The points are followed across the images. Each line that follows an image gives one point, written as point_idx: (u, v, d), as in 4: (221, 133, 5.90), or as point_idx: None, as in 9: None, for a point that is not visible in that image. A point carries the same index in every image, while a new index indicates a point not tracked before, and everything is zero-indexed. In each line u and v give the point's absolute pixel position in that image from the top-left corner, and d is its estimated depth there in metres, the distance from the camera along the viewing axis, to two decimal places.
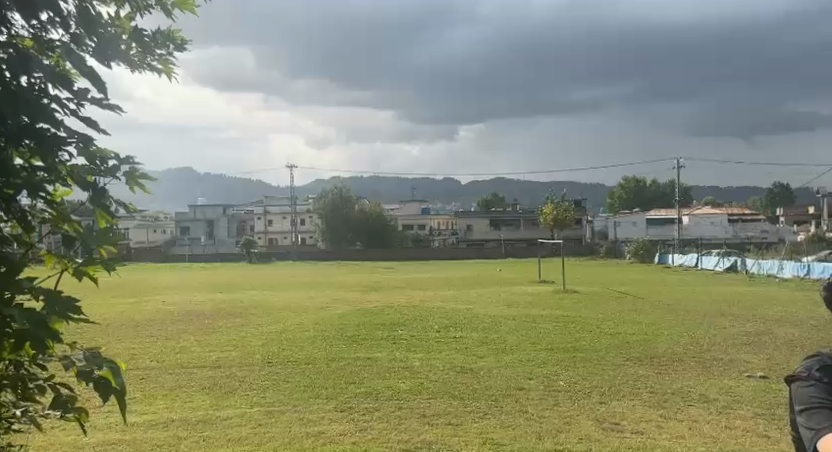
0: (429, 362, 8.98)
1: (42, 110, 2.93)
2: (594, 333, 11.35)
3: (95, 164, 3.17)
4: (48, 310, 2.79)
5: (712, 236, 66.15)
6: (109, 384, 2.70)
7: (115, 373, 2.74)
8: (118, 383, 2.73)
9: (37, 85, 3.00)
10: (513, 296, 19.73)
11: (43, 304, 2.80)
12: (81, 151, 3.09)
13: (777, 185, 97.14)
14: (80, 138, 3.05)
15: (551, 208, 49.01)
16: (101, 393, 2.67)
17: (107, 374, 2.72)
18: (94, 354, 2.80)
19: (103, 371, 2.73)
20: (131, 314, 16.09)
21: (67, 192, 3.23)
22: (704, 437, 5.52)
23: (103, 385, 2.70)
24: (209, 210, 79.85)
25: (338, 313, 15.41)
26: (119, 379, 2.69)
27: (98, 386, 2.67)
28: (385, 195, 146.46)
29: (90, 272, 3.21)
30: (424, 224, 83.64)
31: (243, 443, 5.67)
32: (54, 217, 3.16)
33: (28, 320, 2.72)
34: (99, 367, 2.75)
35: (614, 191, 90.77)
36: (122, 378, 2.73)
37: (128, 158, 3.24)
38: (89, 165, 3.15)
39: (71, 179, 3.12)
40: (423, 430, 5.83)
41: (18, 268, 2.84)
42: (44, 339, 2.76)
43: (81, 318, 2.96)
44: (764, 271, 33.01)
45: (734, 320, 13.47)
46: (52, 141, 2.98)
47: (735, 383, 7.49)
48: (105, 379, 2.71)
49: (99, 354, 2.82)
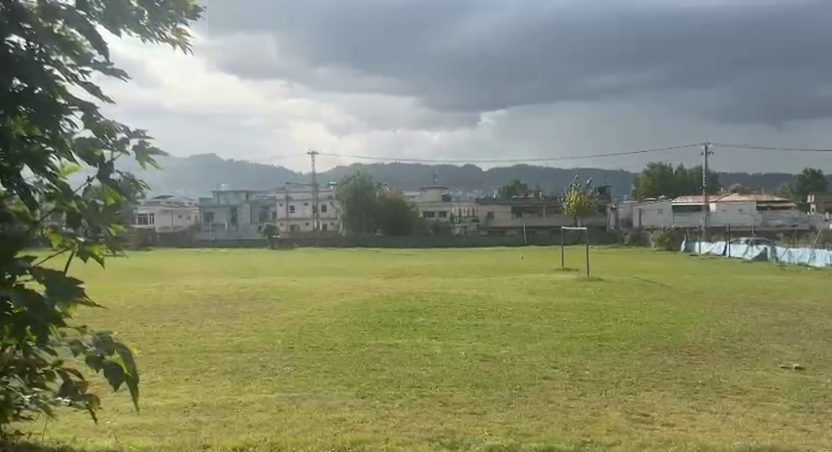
0: (451, 349, 8.85)
1: (42, 75, 2.90)
2: (620, 322, 11.13)
3: (100, 138, 3.04)
4: (48, 294, 2.66)
5: (740, 224, 64.97)
6: (121, 371, 2.60)
7: (127, 358, 2.64)
8: (129, 370, 2.62)
9: (38, 50, 2.99)
10: (535, 282, 19.69)
11: (44, 285, 2.69)
12: (84, 123, 2.96)
13: (808, 172, 95.11)
14: (84, 107, 2.95)
15: (575, 194, 47.99)
16: (111, 380, 2.55)
17: (118, 360, 2.62)
18: (105, 338, 2.68)
19: (114, 356, 2.63)
20: (153, 297, 16.23)
21: (74, 168, 3.14)
22: (739, 430, 5.31)
23: (115, 372, 2.60)
24: (232, 197, 81.31)
25: (360, 299, 15.41)
26: (130, 366, 2.57)
27: (108, 372, 2.56)
28: (406, 181, 146.20)
29: (95, 253, 3.08)
30: (446, 211, 83.41)
31: (263, 429, 5.57)
32: (54, 193, 3.03)
33: (26, 303, 2.61)
34: (110, 350, 2.66)
35: (639, 179, 89.41)
36: (134, 363, 2.62)
37: (136, 131, 3.11)
38: (93, 138, 2.98)
39: (78, 155, 3.02)
40: (445, 420, 5.69)
41: (17, 244, 2.73)
42: (45, 325, 2.67)
43: (87, 301, 2.84)
44: (794, 259, 32.46)
45: (767, 310, 13.13)
46: (54, 107, 2.93)
47: (769, 374, 7.27)
48: (115, 367, 2.59)
49: (108, 336, 2.70)
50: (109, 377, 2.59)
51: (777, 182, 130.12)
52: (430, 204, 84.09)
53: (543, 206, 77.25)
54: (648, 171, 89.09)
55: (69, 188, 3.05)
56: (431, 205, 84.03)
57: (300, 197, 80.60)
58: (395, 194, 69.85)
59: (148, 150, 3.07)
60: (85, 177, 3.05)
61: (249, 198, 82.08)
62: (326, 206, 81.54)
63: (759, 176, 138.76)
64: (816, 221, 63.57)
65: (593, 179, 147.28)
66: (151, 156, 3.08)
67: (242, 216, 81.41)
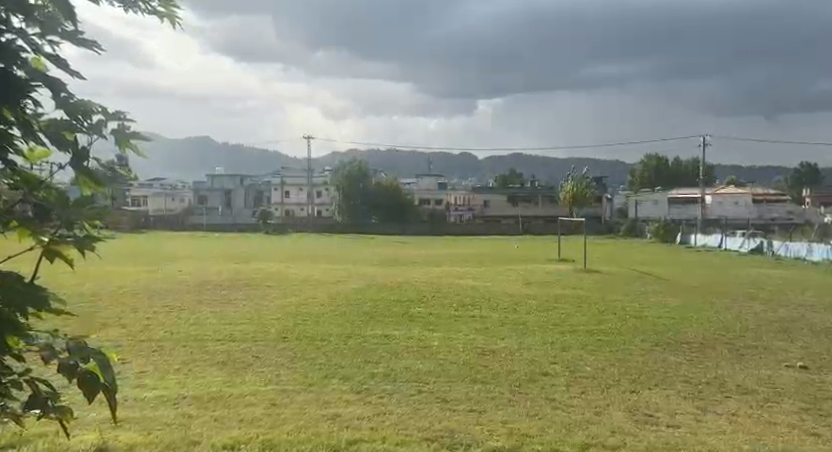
0: (449, 342, 8.68)
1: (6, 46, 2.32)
2: (618, 316, 11.00)
3: (76, 120, 2.48)
4: (13, 298, 2.13)
5: (735, 217, 64.92)
6: (97, 381, 2.14)
7: (103, 367, 2.18)
8: (106, 380, 2.16)
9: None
10: (532, 273, 19.54)
11: (7, 286, 2.14)
12: (57, 103, 2.43)
13: (803, 165, 95.19)
14: (54, 84, 2.38)
15: (572, 185, 47.73)
16: (86, 395, 2.10)
17: (94, 369, 2.16)
18: (79, 342, 2.25)
19: (90, 364, 2.17)
20: (146, 282, 16.00)
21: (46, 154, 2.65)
22: (747, 433, 5.16)
23: (90, 383, 2.15)
24: (226, 181, 80.77)
25: (355, 287, 15.26)
26: (107, 376, 2.11)
27: (82, 386, 2.10)
28: (402, 169, 145.66)
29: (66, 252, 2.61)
30: (441, 199, 83.10)
31: (256, 425, 5.37)
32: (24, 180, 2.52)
33: None
34: (85, 358, 2.19)
35: (636, 170, 89.18)
36: (113, 370, 2.16)
37: (116, 112, 2.60)
38: (68, 121, 2.44)
39: (48, 135, 2.46)
40: (443, 418, 5.52)
41: None
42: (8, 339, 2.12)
43: (59, 303, 2.30)
44: (791, 253, 32.38)
45: (767, 305, 12.98)
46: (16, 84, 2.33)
47: (774, 373, 7.13)
48: (92, 378, 2.13)
49: (84, 341, 2.25)
50: (84, 390, 2.14)
51: (772, 176, 130.21)
52: (426, 191, 83.76)
53: (538, 196, 77.09)
54: (644, 162, 88.96)
55: (39, 176, 2.50)
56: (426, 192, 83.69)
57: (295, 183, 79.97)
58: (391, 181, 69.45)
59: (130, 132, 2.56)
60: (55, 165, 2.53)
61: (244, 182, 81.57)
62: (321, 193, 81.15)
63: (755, 170, 138.71)
64: (810, 215, 63.55)
65: (589, 168, 147.12)
66: (134, 139, 2.58)
67: (236, 199, 81.10)
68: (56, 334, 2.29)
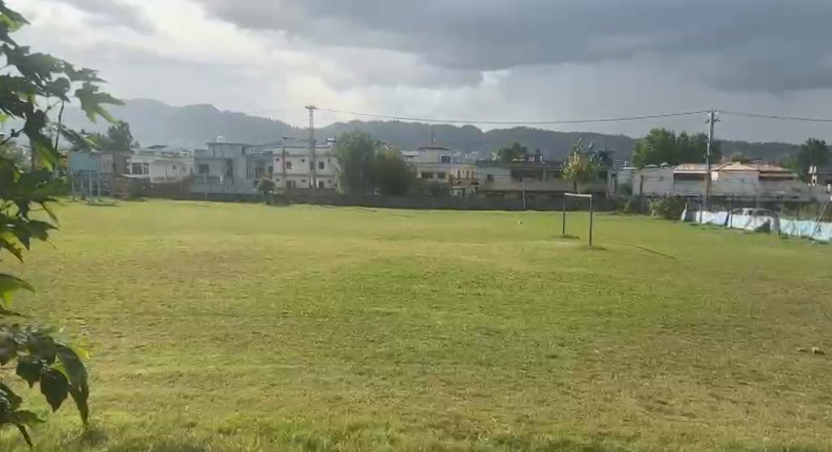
0: (451, 321, 8.52)
1: None
2: (625, 295, 10.81)
3: (31, 80, 2.39)
4: None
5: (741, 194, 64.37)
6: (64, 384, 2.14)
7: (73, 366, 2.15)
8: (74, 380, 2.15)
9: None
10: (536, 250, 19.34)
11: None
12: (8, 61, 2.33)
13: (810, 142, 94.45)
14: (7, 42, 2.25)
15: (577, 160, 47.24)
16: (52, 397, 2.10)
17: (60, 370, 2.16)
18: (43, 338, 2.22)
19: (57, 364, 2.16)
20: (144, 253, 15.77)
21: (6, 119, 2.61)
22: (765, 424, 4.95)
23: (56, 384, 2.14)
24: (227, 150, 79.98)
25: (356, 262, 15.05)
26: (76, 374, 2.10)
27: (46, 390, 2.09)
28: (404, 140, 144.66)
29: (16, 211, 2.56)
30: (444, 173, 82.57)
31: (255, 406, 5.16)
32: None
33: None
34: (50, 356, 2.18)
35: (641, 145, 88.42)
36: (81, 373, 2.15)
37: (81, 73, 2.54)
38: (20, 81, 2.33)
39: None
40: (449, 402, 5.31)
41: None
42: None
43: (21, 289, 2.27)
44: (798, 232, 32.10)
45: (777, 286, 12.76)
46: None
47: (790, 358, 6.93)
48: (59, 379, 2.14)
49: (47, 335, 2.24)
50: (50, 394, 2.13)
51: (779, 152, 129.02)
52: (429, 164, 83.15)
53: (543, 171, 76.55)
54: (650, 137, 88.16)
55: None
56: (429, 165, 83.07)
57: (297, 153, 79.27)
58: (393, 153, 68.92)
59: (95, 95, 2.49)
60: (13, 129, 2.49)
61: (246, 152, 80.76)
62: (323, 164, 80.63)
63: (761, 145, 137.66)
64: (816, 193, 63.05)
65: (595, 142, 145.99)
66: (99, 103, 2.51)
67: (238, 169, 80.27)
68: (14, 329, 2.25)
